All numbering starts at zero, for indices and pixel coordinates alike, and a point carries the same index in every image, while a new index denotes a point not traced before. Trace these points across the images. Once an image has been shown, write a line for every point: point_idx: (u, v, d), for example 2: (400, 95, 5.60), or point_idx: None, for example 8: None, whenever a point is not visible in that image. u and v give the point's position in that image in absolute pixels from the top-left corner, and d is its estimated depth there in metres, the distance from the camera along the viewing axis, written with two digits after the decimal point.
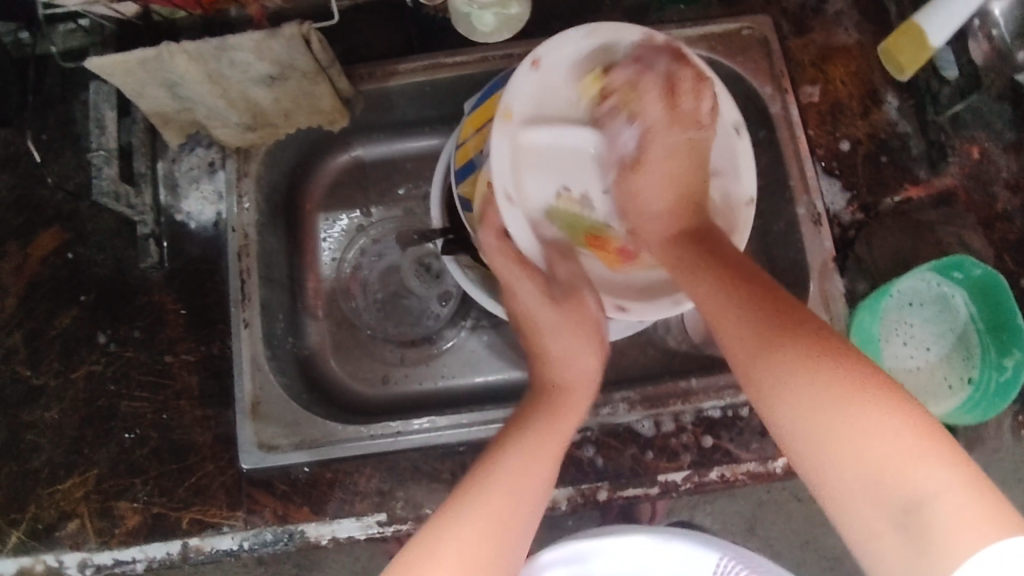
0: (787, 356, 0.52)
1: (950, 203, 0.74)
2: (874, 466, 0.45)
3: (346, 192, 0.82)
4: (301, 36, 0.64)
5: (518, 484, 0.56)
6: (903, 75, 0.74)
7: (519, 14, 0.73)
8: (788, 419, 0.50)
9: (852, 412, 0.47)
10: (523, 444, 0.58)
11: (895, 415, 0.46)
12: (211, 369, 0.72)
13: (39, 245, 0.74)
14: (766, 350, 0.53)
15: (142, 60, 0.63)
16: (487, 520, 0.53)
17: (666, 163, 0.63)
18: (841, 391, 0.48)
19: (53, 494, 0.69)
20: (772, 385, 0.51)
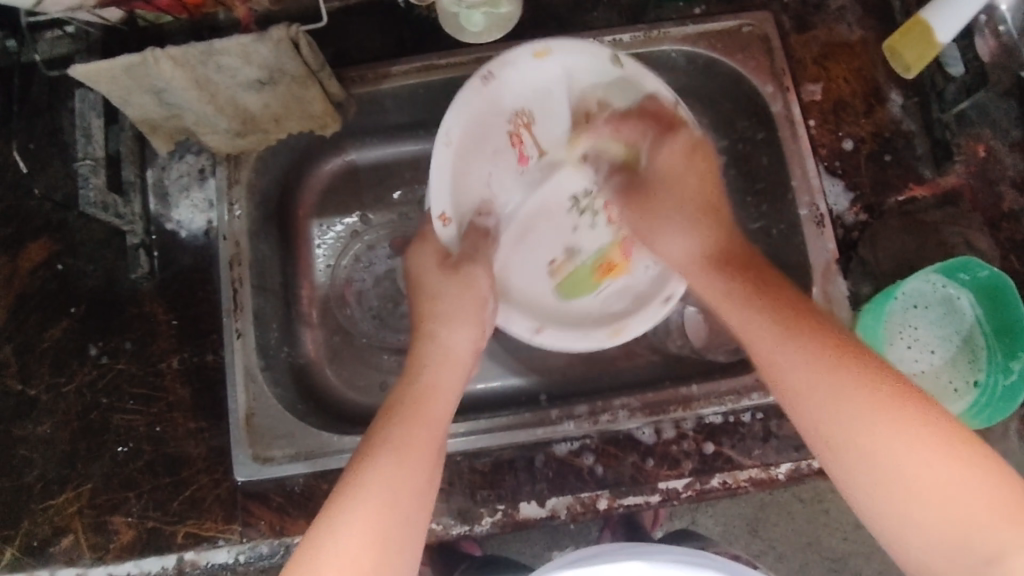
0: (851, 375, 0.51)
1: (955, 202, 0.72)
2: (930, 492, 0.45)
3: (340, 198, 0.81)
4: (289, 39, 0.63)
5: (389, 486, 0.52)
6: (910, 74, 0.71)
7: (512, 13, 0.69)
8: (885, 469, 0.47)
9: (949, 473, 0.45)
10: (389, 444, 0.55)
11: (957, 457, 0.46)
12: (204, 380, 0.71)
13: (28, 256, 0.73)
14: (828, 373, 0.51)
15: (127, 67, 0.62)
16: (372, 523, 0.50)
17: (680, 177, 0.66)
18: (914, 421, 0.47)
19: (46, 509, 0.69)
20: (832, 413, 0.50)
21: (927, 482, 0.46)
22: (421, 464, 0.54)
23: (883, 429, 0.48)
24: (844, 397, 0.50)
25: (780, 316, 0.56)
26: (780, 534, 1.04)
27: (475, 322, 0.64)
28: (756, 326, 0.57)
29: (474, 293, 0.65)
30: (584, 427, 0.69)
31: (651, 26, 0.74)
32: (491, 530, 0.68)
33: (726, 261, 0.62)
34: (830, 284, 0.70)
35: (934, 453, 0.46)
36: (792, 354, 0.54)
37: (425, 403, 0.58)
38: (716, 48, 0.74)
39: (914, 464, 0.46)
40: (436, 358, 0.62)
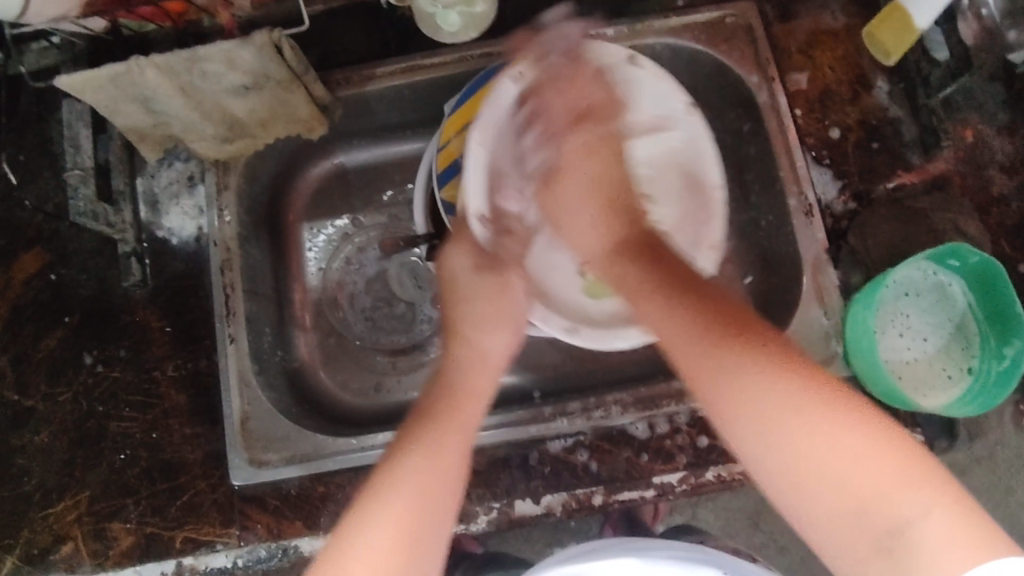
0: (758, 371, 0.51)
1: (944, 188, 0.72)
2: (829, 469, 0.46)
3: (330, 201, 0.81)
4: (271, 43, 0.63)
5: (422, 479, 0.53)
6: (890, 61, 0.73)
7: (485, 12, 0.73)
8: (777, 453, 0.48)
9: (851, 456, 0.46)
10: (423, 445, 0.55)
11: (856, 428, 0.47)
12: (198, 386, 0.71)
13: (21, 267, 0.73)
14: (721, 363, 0.52)
15: (112, 76, 0.62)
16: (406, 509, 0.52)
17: (592, 173, 0.67)
18: (807, 397, 0.49)
19: (46, 518, 0.69)
20: (739, 404, 0.51)
21: (828, 454, 0.46)
22: (453, 460, 0.55)
23: (793, 422, 0.48)
24: (750, 394, 0.50)
25: (687, 300, 0.57)
26: (781, 526, 1.04)
27: (511, 325, 0.66)
28: (667, 324, 0.57)
29: (506, 292, 0.67)
30: (577, 424, 0.69)
31: (635, 19, 0.74)
32: (487, 527, 0.68)
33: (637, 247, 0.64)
34: (821, 274, 0.70)
35: (836, 433, 0.47)
36: (712, 376, 0.53)
37: (461, 405, 0.60)
38: (700, 41, 0.74)
39: (816, 443, 0.47)
40: (471, 364, 0.64)
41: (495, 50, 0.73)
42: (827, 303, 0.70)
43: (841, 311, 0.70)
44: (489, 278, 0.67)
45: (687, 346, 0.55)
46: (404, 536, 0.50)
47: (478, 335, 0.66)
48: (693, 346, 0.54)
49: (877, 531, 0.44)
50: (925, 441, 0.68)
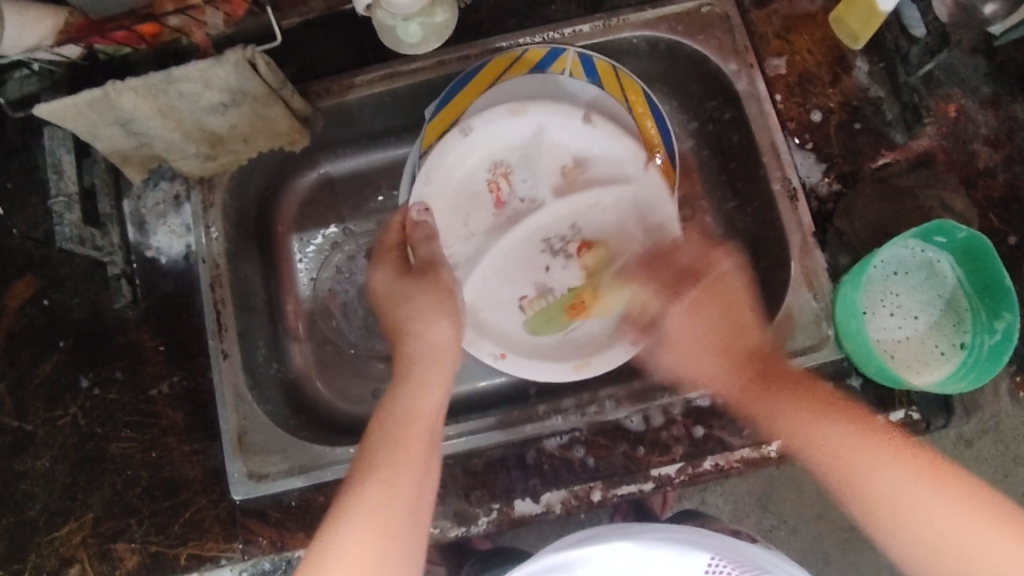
0: (850, 432, 0.58)
1: (929, 164, 0.72)
2: (909, 503, 0.54)
3: (318, 211, 0.82)
4: (246, 60, 0.63)
5: (388, 491, 0.54)
6: (858, 44, 0.73)
7: (447, 21, 0.69)
8: (887, 488, 0.55)
9: (926, 487, 0.54)
10: (380, 464, 0.56)
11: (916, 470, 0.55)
12: (195, 403, 0.72)
13: (14, 294, 0.74)
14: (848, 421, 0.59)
15: (89, 102, 0.63)
16: (377, 529, 0.52)
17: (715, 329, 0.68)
18: (861, 441, 0.57)
19: (52, 541, 0.70)
20: (818, 443, 0.59)
21: (909, 493, 0.54)
22: (412, 471, 0.56)
23: (877, 459, 0.56)
24: (821, 435, 0.59)
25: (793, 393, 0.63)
26: (791, 508, 1.04)
27: (453, 314, 0.66)
28: (745, 405, 0.66)
29: (441, 287, 0.68)
30: (572, 420, 0.69)
31: (610, 13, 0.74)
32: (488, 528, 0.68)
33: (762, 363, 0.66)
34: (808, 258, 0.70)
35: (907, 473, 0.55)
36: (833, 430, 0.59)
37: (412, 405, 0.60)
38: (677, 32, 0.74)
39: (888, 480, 0.55)
40: (423, 358, 0.65)
41: (472, 54, 0.73)
42: (815, 287, 0.70)
43: (830, 294, 0.70)
44: (423, 283, 0.68)
45: (769, 403, 0.64)
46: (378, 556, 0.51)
47: (418, 329, 0.66)
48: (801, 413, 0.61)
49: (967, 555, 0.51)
50: (922, 420, 0.68)
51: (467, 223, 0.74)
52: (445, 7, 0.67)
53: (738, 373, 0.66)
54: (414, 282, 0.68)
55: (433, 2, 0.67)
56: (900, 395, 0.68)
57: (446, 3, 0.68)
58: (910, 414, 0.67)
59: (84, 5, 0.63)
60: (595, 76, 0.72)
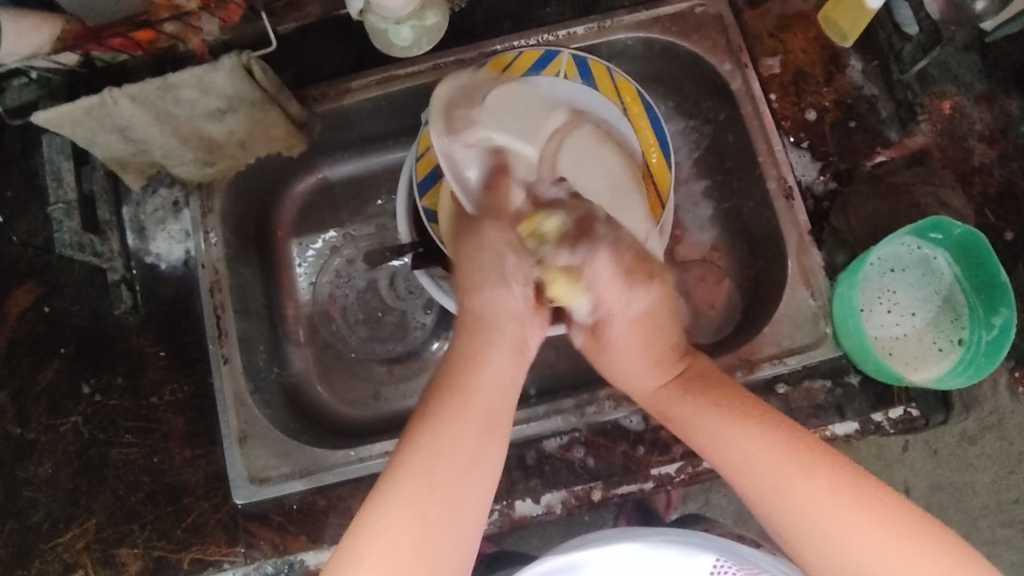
0: (735, 424, 0.58)
1: (924, 162, 0.72)
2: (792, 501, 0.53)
3: (316, 216, 0.82)
4: (241, 66, 0.64)
5: (439, 456, 0.52)
6: (847, 41, 0.73)
7: (438, 23, 0.70)
8: (771, 480, 0.55)
9: (807, 478, 0.54)
10: (440, 423, 0.54)
11: (800, 465, 0.54)
12: (196, 408, 0.72)
13: (16, 302, 0.74)
14: (721, 414, 0.59)
15: (87, 109, 0.63)
16: (422, 514, 0.50)
17: (634, 346, 0.64)
18: (755, 434, 0.57)
19: (56, 547, 0.70)
20: (714, 441, 0.58)
21: (787, 487, 0.54)
22: (461, 449, 0.53)
23: (756, 453, 0.56)
24: (726, 435, 0.58)
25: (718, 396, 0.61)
26: None
27: (502, 279, 0.61)
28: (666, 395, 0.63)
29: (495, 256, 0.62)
30: (572, 421, 0.69)
31: (605, 14, 0.74)
32: (490, 529, 0.68)
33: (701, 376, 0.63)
34: (805, 256, 0.70)
35: (785, 464, 0.55)
36: (718, 420, 0.59)
37: (469, 377, 0.57)
38: (671, 32, 0.74)
39: (771, 473, 0.55)
40: (478, 326, 0.60)
41: (468, 56, 0.73)
42: (813, 286, 0.70)
43: (827, 292, 0.70)
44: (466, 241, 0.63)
45: (679, 396, 0.62)
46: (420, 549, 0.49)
47: (474, 287, 0.61)
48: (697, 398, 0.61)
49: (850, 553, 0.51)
50: (921, 416, 0.68)
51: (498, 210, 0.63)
52: (435, 10, 0.69)
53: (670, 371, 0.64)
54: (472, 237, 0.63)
55: (425, 6, 0.68)
56: (898, 391, 0.68)
57: (438, 7, 0.69)
58: (909, 410, 0.68)
59: (82, 14, 0.64)
60: (588, 77, 0.70)
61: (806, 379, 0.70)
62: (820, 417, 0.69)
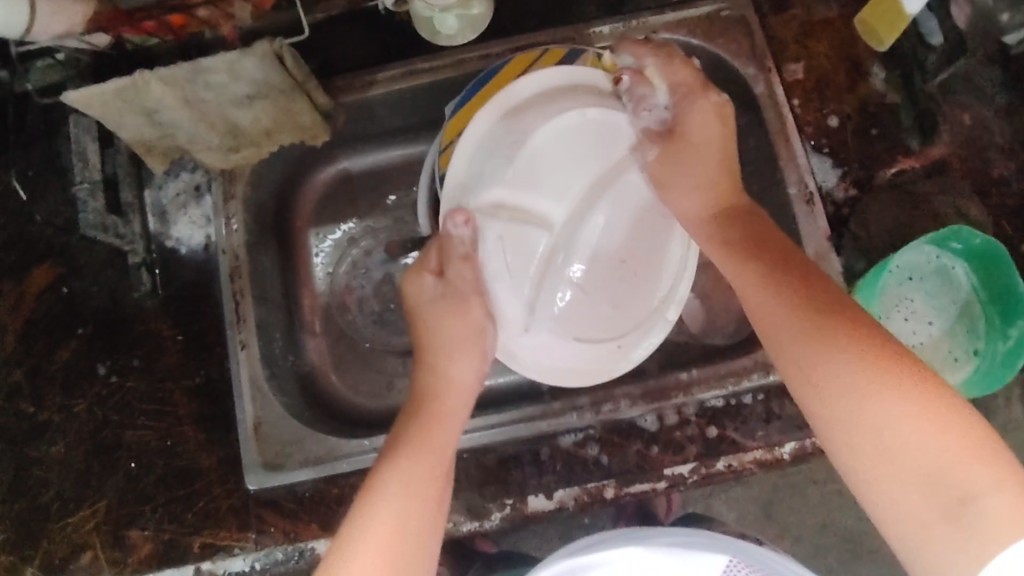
0: (780, 304, 0.50)
1: (945, 171, 0.72)
2: (861, 427, 0.44)
3: (335, 207, 0.82)
4: (273, 52, 0.64)
5: (402, 491, 0.53)
6: (884, 45, 0.73)
7: (483, 14, 0.73)
8: (830, 374, 0.46)
9: (870, 395, 0.44)
10: (399, 465, 0.54)
11: (896, 398, 0.43)
12: (211, 394, 0.72)
13: (33, 281, 0.74)
14: (759, 283, 0.52)
15: (117, 90, 0.63)
16: (383, 566, 0.50)
17: (713, 144, 0.61)
18: (802, 318, 0.49)
19: (65, 528, 0.70)
20: (748, 313, 0.53)
21: (843, 384, 0.45)
22: (421, 505, 0.53)
23: (825, 365, 0.46)
24: (769, 309, 0.51)
25: (758, 255, 0.54)
26: (796, 516, 1.04)
27: (477, 351, 0.61)
28: (708, 250, 0.59)
29: (471, 325, 0.61)
30: (587, 418, 0.69)
31: (631, 14, 0.74)
32: (501, 524, 0.69)
33: (733, 216, 0.59)
34: (824, 262, 0.70)
35: (856, 373, 0.45)
36: (769, 312, 0.51)
37: (430, 422, 0.58)
38: (695, 34, 0.74)
39: (834, 375, 0.46)
40: (442, 386, 0.61)
41: (493, 52, 0.73)
42: None
43: (845, 298, 0.70)
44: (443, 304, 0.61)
45: (729, 258, 0.56)
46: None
47: (444, 357, 0.62)
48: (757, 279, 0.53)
49: (902, 477, 0.43)
50: None
51: (509, 262, 0.61)
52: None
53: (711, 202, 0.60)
54: (460, 304, 0.61)
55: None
56: None
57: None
58: None
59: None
60: None
61: None
62: None
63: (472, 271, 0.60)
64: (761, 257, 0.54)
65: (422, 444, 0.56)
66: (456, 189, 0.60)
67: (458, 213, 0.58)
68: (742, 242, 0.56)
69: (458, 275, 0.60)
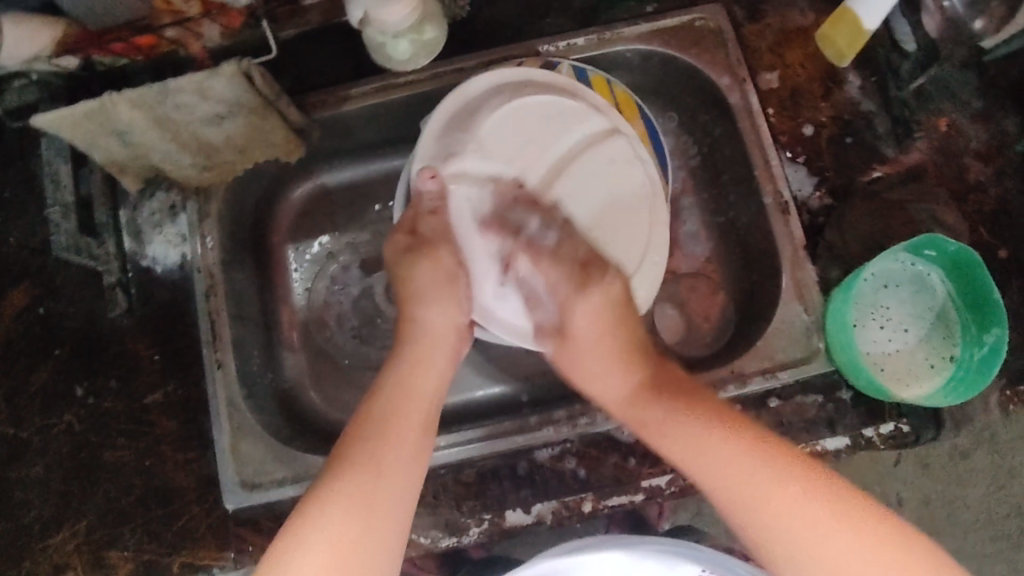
0: (693, 425, 0.62)
1: (919, 178, 0.72)
2: (759, 505, 0.58)
3: (313, 222, 0.82)
4: (241, 72, 0.63)
5: (368, 480, 0.57)
6: (843, 61, 0.73)
7: (437, 37, 0.72)
8: (712, 461, 0.60)
9: (765, 469, 0.58)
10: (366, 440, 0.59)
11: (779, 480, 0.58)
12: (188, 412, 0.72)
13: (11, 303, 0.74)
14: (642, 398, 0.66)
15: (85, 113, 0.63)
16: (358, 514, 0.56)
17: (598, 328, 0.68)
18: (705, 424, 0.62)
19: (46, 549, 0.70)
20: (669, 438, 0.63)
21: (750, 482, 0.58)
22: (401, 458, 0.59)
23: (715, 445, 0.61)
24: (708, 444, 0.61)
25: (679, 406, 0.64)
26: None
27: (454, 296, 0.69)
28: (667, 428, 0.63)
29: (445, 266, 0.68)
30: (563, 431, 0.69)
31: (603, 27, 0.74)
32: (479, 539, 0.68)
33: (659, 391, 0.66)
34: (799, 271, 0.70)
35: (758, 466, 0.59)
36: (682, 425, 0.63)
37: (413, 378, 0.65)
38: (670, 45, 0.75)
39: (719, 462, 0.60)
40: (433, 336, 0.68)
41: (467, 65, 0.74)
42: (806, 300, 0.70)
43: (820, 307, 0.70)
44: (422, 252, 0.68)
45: (658, 405, 0.65)
46: (353, 543, 0.55)
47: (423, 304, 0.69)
48: (624, 390, 0.67)
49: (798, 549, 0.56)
50: (912, 432, 0.68)
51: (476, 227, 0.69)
52: (434, 23, 0.70)
53: (642, 369, 0.68)
54: (428, 252, 0.68)
55: (425, 19, 0.69)
56: (889, 408, 0.68)
57: (436, 21, 0.71)
58: (899, 426, 0.68)
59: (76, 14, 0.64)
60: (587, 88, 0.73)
61: (799, 394, 0.69)
62: (811, 432, 0.68)
63: (441, 222, 0.67)
64: (690, 394, 0.65)
65: (398, 421, 0.61)
66: (433, 157, 0.68)
67: (426, 170, 0.65)
68: (672, 402, 0.65)
69: (429, 229, 0.67)
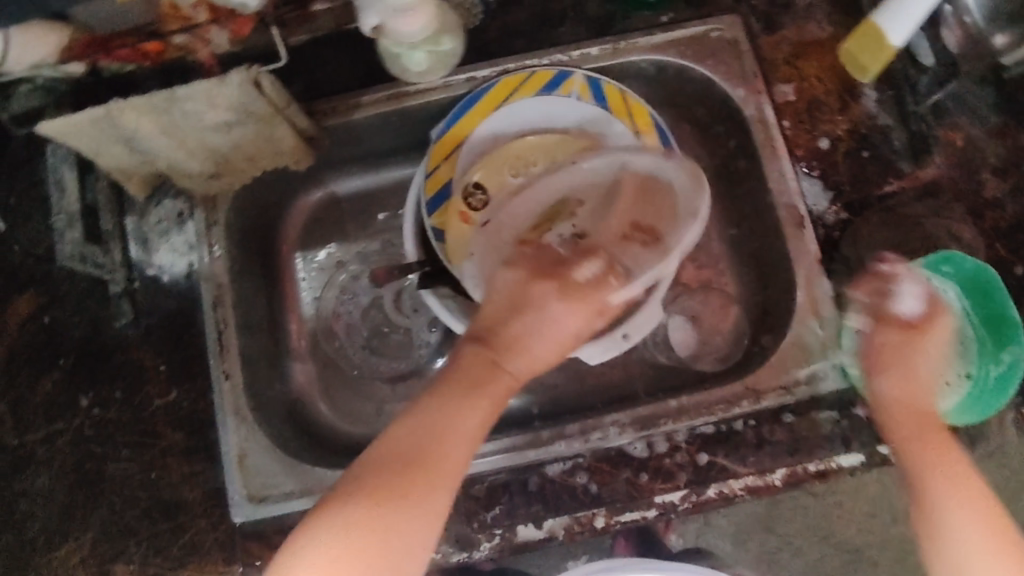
0: (955, 462, 0.62)
1: (936, 194, 0.71)
2: (960, 540, 0.59)
3: (322, 231, 0.82)
4: (251, 80, 0.62)
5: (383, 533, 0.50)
6: (866, 76, 0.72)
7: (453, 49, 0.70)
8: (944, 492, 0.61)
9: (959, 497, 0.60)
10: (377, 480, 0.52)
11: (973, 508, 0.60)
12: (195, 423, 0.71)
13: (16, 310, 0.73)
14: (934, 428, 0.64)
15: (92, 120, 0.61)
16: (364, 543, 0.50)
17: (881, 348, 0.67)
18: (946, 458, 0.62)
19: (50, 561, 0.69)
20: (930, 465, 0.62)
21: (945, 505, 0.61)
22: (419, 520, 0.52)
23: (942, 473, 0.62)
24: (928, 477, 0.62)
25: (928, 432, 0.64)
26: (793, 529, 1.07)
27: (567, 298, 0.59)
28: (911, 442, 0.63)
29: (586, 288, 0.60)
30: (576, 446, 0.69)
31: (617, 37, 0.74)
32: (490, 555, 0.68)
33: (925, 420, 0.65)
34: (815, 286, 0.70)
35: (962, 496, 0.60)
36: (952, 464, 0.62)
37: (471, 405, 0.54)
38: (686, 56, 0.74)
39: (947, 486, 0.61)
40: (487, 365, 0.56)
41: (481, 74, 0.74)
42: (821, 315, 0.70)
43: (836, 323, 0.70)
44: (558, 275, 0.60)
45: (909, 425, 0.64)
46: (375, 555, 0.50)
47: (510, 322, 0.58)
48: (915, 407, 0.65)
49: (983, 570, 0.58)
50: None
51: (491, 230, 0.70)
52: (451, 34, 0.69)
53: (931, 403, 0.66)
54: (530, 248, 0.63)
55: (442, 31, 0.68)
56: None
57: (453, 33, 0.69)
58: None
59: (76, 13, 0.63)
60: (601, 99, 0.73)
61: (815, 410, 0.68)
62: (826, 447, 0.67)
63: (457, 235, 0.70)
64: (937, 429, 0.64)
65: (424, 476, 0.52)
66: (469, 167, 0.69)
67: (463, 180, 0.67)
68: (914, 426, 0.64)
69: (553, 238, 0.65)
